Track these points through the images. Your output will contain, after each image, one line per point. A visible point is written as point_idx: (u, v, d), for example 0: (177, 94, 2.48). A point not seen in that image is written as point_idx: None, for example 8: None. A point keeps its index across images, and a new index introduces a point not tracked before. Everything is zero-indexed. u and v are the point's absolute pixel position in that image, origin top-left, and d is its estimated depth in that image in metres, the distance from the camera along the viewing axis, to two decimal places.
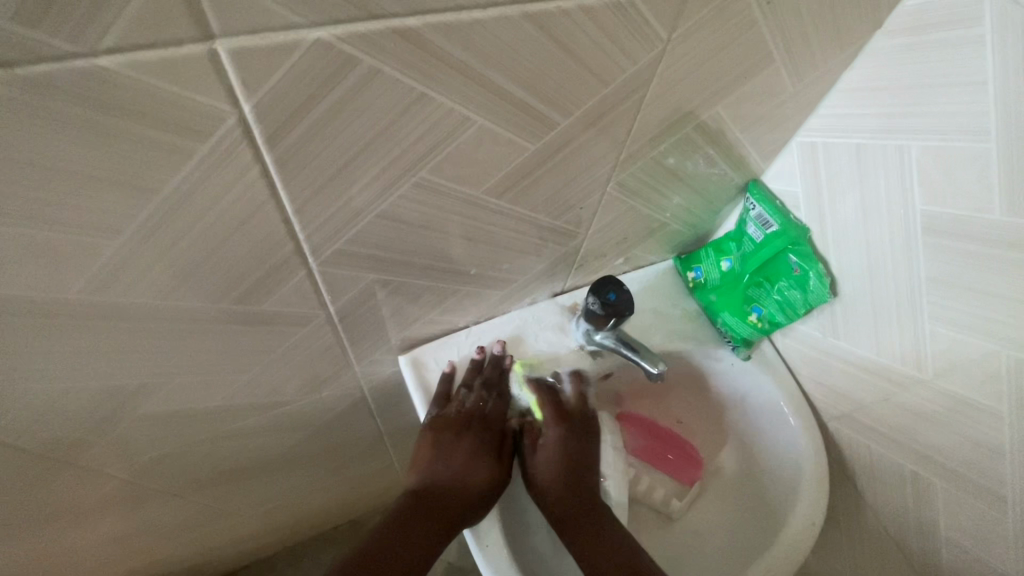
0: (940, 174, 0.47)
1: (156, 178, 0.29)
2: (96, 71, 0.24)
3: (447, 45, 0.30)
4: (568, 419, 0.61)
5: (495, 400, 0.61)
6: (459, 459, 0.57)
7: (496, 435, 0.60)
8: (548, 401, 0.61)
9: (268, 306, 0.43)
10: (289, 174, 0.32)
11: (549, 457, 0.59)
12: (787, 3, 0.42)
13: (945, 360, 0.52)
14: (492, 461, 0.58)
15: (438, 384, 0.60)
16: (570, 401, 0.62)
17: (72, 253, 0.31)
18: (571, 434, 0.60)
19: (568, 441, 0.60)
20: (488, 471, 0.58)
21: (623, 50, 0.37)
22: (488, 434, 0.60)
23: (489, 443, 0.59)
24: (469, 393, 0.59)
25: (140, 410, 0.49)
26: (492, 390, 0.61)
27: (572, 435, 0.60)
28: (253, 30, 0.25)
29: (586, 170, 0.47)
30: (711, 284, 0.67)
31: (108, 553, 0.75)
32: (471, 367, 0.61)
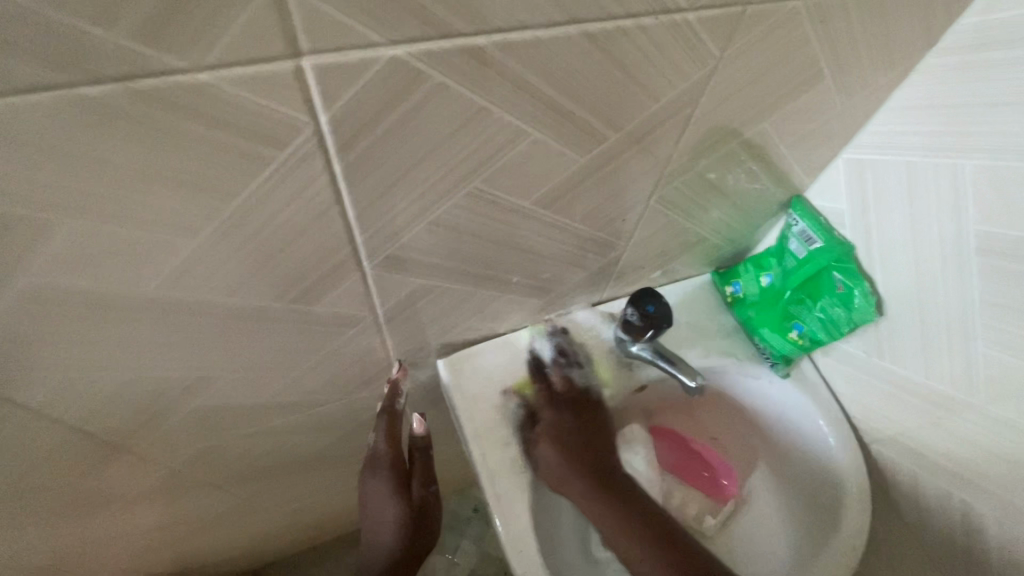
0: (996, 193, 0.46)
1: (238, 184, 0.31)
2: (198, 85, 0.25)
3: (508, 62, 0.31)
4: (558, 398, 0.64)
5: (383, 434, 0.63)
6: (380, 500, 0.63)
7: (396, 468, 0.64)
8: (540, 383, 0.63)
9: (322, 306, 0.45)
10: (354, 181, 0.34)
11: (551, 436, 0.60)
12: (840, 22, 0.42)
13: (999, 384, 0.50)
14: (397, 495, 0.63)
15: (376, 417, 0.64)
16: (558, 384, 0.64)
17: (153, 253, 0.33)
18: (567, 416, 0.62)
19: (565, 424, 0.62)
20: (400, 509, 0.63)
21: (675, 68, 0.38)
22: (385, 470, 0.64)
23: (392, 479, 0.64)
24: (376, 435, 0.63)
25: (195, 403, 0.51)
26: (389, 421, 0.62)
27: (564, 416, 0.62)
28: (336, 47, 0.26)
29: (631, 184, 0.48)
30: (749, 299, 0.67)
31: (150, 541, 0.78)
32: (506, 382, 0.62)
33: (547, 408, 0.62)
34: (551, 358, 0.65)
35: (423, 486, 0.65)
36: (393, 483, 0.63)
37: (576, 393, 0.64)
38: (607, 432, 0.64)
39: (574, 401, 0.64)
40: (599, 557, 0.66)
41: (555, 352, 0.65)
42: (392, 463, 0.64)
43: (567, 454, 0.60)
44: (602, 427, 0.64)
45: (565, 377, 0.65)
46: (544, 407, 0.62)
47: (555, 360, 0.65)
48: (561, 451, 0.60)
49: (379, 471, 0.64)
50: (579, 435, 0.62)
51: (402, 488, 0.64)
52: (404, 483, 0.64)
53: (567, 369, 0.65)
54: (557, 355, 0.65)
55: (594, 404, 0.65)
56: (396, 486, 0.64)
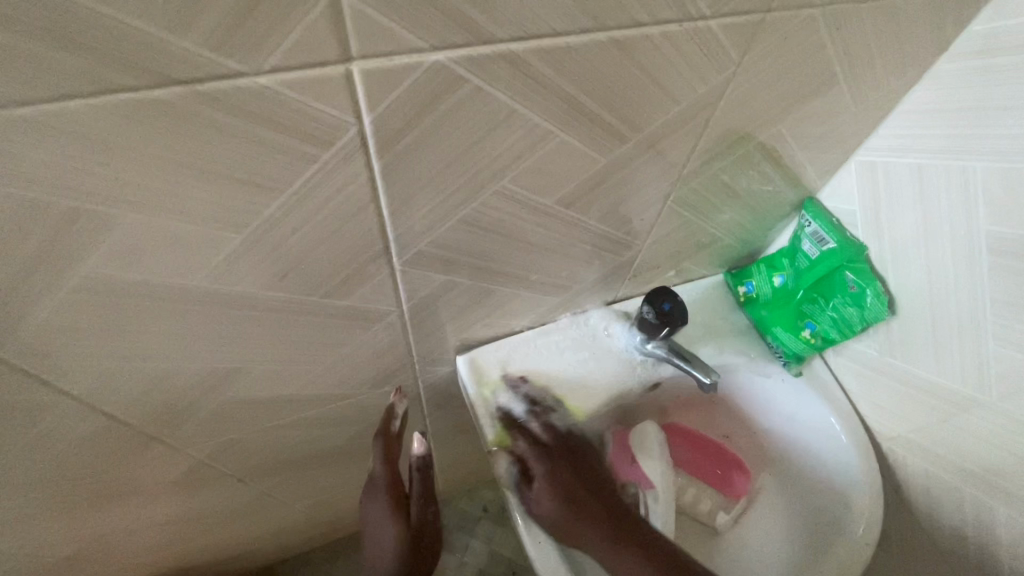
0: (1007, 194, 0.47)
1: (284, 180, 0.33)
2: (257, 88, 0.27)
3: (540, 66, 0.33)
4: (543, 447, 0.59)
5: (377, 459, 0.61)
6: (378, 522, 0.59)
7: (392, 489, 0.60)
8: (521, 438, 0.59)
9: (352, 301, 0.47)
10: (390, 179, 0.36)
11: (547, 489, 0.56)
12: (854, 29, 0.43)
13: (1010, 382, 0.51)
14: (392, 517, 0.59)
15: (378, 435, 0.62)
16: (540, 432, 0.60)
17: (201, 246, 0.35)
18: (561, 462, 0.58)
19: (563, 476, 0.57)
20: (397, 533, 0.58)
21: (697, 72, 0.39)
22: (383, 493, 0.60)
23: (388, 501, 0.59)
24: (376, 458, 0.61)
25: (226, 394, 0.53)
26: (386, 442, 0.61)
27: (558, 462, 0.58)
28: (384, 53, 0.28)
29: (649, 184, 0.50)
30: (762, 299, 0.68)
31: (171, 532, 0.80)
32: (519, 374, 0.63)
33: (536, 458, 0.57)
34: (521, 411, 0.61)
35: (422, 507, 0.60)
36: (390, 504, 0.59)
37: (561, 439, 0.60)
38: (600, 474, 0.59)
39: (563, 446, 0.60)
40: None
41: (525, 404, 0.61)
42: (388, 484, 0.60)
43: (572, 503, 0.55)
44: (597, 471, 0.59)
45: (546, 425, 0.61)
46: (530, 459, 0.58)
47: (529, 412, 0.61)
48: (563, 501, 0.55)
49: (376, 494, 0.60)
50: (569, 482, 0.56)
51: (398, 510, 0.59)
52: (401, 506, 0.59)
53: (545, 417, 0.61)
54: (528, 407, 0.61)
55: (583, 448, 0.61)
56: (395, 505, 0.59)
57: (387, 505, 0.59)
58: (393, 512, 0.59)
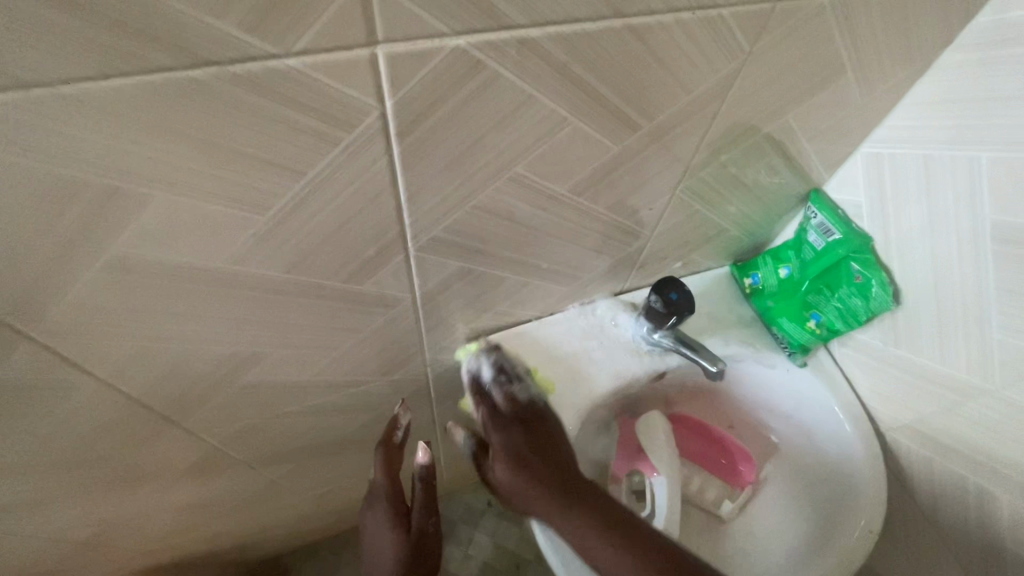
0: (1011, 183, 0.48)
1: (309, 162, 0.34)
2: (287, 69, 0.28)
3: (557, 53, 0.34)
4: (503, 420, 0.58)
5: (380, 470, 0.63)
6: (379, 529, 0.64)
7: (392, 497, 0.64)
8: (482, 405, 0.60)
9: (367, 286, 0.48)
10: (409, 163, 0.37)
11: (501, 459, 0.55)
12: (862, 21, 0.44)
13: (1014, 369, 0.52)
14: (393, 527, 0.64)
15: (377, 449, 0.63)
16: (500, 402, 0.59)
17: (226, 228, 0.36)
18: (516, 433, 0.56)
19: (517, 443, 0.56)
20: (397, 542, 0.63)
21: (708, 62, 0.40)
22: (382, 501, 0.64)
23: (390, 509, 0.64)
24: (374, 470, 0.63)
25: (242, 379, 0.54)
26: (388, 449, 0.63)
27: (514, 435, 0.56)
28: (408, 37, 0.29)
29: (659, 173, 0.51)
30: (767, 290, 0.68)
31: (183, 519, 0.81)
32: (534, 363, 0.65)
33: (495, 429, 0.57)
34: (490, 378, 0.61)
35: (422, 519, 0.64)
36: (390, 513, 0.64)
37: (523, 410, 0.59)
38: (561, 445, 0.57)
39: (521, 420, 0.58)
40: None
41: (494, 370, 0.61)
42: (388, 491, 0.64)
43: (525, 476, 0.54)
44: (557, 452, 0.56)
45: (509, 394, 0.60)
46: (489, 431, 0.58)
47: (495, 378, 0.61)
48: (514, 475, 0.54)
49: (377, 502, 0.65)
50: (526, 457, 0.54)
51: (398, 520, 0.64)
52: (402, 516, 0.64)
53: (508, 386, 0.60)
54: (495, 373, 0.61)
55: (543, 415, 0.59)
56: (394, 515, 0.64)
57: (387, 515, 0.64)
58: (393, 521, 0.64)
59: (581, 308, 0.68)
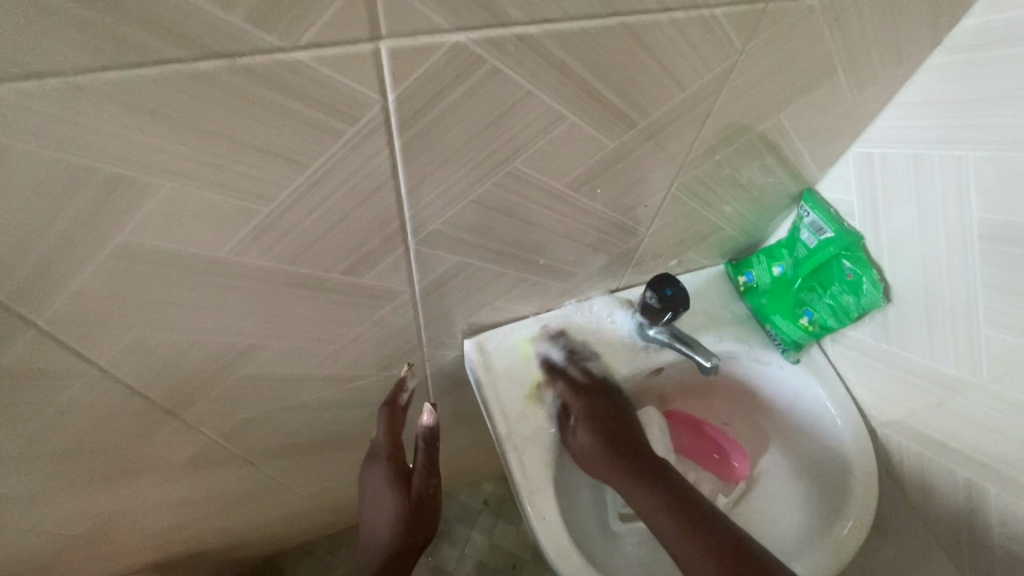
0: (997, 182, 0.49)
1: (312, 155, 0.35)
2: (292, 63, 0.29)
3: (555, 50, 0.35)
4: (585, 389, 0.64)
5: (383, 429, 0.66)
6: (379, 488, 0.64)
7: (394, 458, 0.66)
8: (560, 380, 0.64)
9: (367, 279, 0.49)
10: (410, 156, 0.38)
11: (584, 424, 0.61)
12: (853, 24, 0.45)
13: (1001, 364, 0.53)
14: (391, 485, 0.64)
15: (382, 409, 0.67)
16: (579, 376, 0.65)
17: (230, 218, 0.37)
18: (597, 400, 0.64)
19: (596, 410, 0.63)
20: (394, 499, 0.63)
21: (703, 60, 0.41)
22: (383, 461, 0.66)
23: (390, 468, 0.65)
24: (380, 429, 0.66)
25: (243, 371, 0.55)
26: (395, 409, 0.66)
27: (597, 401, 0.64)
28: (409, 33, 0.30)
29: (655, 170, 0.52)
30: (761, 288, 0.70)
31: (182, 513, 0.81)
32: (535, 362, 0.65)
33: (575, 396, 0.63)
34: (560, 357, 0.66)
35: (423, 480, 0.64)
36: (390, 470, 0.65)
37: (597, 382, 0.66)
38: (626, 411, 0.66)
39: (596, 390, 0.65)
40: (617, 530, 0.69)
41: (563, 351, 0.66)
42: (390, 452, 0.66)
43: (602, 439, 0.61)
44: (626, 410, 0.66)
45: (582, 369, 0.66)
46: (570, 398, 0.63)
47: (568, 358, 0.66)
48: (594, 439, 0.60)
49: (377, 462, 0.66)
50: (607, 421, 0.62)
51: (397, 479, 0.64)
52: (400, 477, 0.65)
53: (582, 363, 0.67)
54: (567, 353, 0.66)
55: (613, 391, 0.66)
56: (394, 474, 0.65)
57: (387, 472, 0.65)
58: (392, 478, 0.65)
59: (577, 304, 0.69)
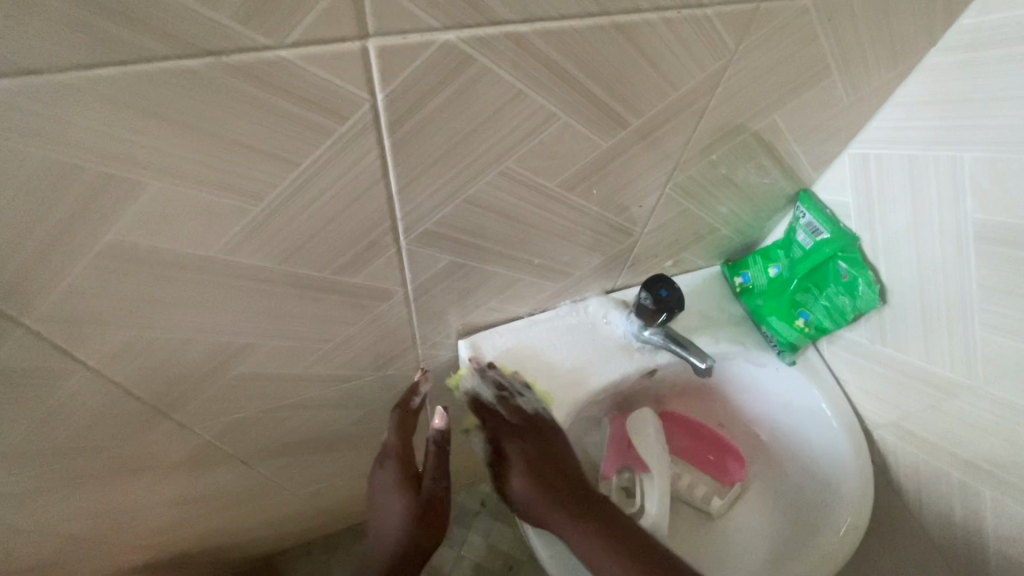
0: (992, 183, 0.49)
1: (302, 154, 0.35)
2: (280, 61, 0.29)
3: (546, 49, 0.35)
4: (518, 433, 0.63)
5: (394, 431, 0.66)
6: (389, 488, 0.64)
7: (404, 460, 0.66)
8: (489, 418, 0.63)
9: (360, 278, 0.48)
10: (401, 156, 0.38)
11: (519, 471, 0.61)
12: (847, 25, 0.45)
13: (996, 366, 0.53)
14: (399, 489, 0.64)
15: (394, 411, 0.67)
16: (505, 415, 0.63)
17: (221, 217, 0.37)
18: (527, 443, 0.62)
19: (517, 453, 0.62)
20: (402, 503, 0.63)
21: (696, 61, 0.41)
22: (393, 461, 0.66)
23: (398, 471, 0.65)
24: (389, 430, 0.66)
25: (236, 370, 0.55)
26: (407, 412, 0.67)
27: (521, 444, 0.62)
28: (398, 31, 0.30)
29: (649, 171, 0.52)
30: (757, 289, 0.69)
31: (177, 512, 0.81)
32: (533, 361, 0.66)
33: (510, 438, 0.63)
34: (488, 395, 0.63)
35: (432, 482, 0.64)
36: (400, 471, 0.65)
37: (529, 420, 0.63)
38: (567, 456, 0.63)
39: (528, 431, 0.63)
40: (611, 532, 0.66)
41: (491, 387, 0.63)
42: (399, 454, 0.66)
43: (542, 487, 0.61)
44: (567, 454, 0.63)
45: (513, 408, 0.63)
46: (504, 443, 0.63)
47: (495, 395, 0.63)
48: (527, 485, 0.61)
49: (388, 463, 0.66)
50: (537, 467, 0.61)
51: (404, 482, 0.65)
52: (408, 480, 0.65)
53: (512, 399, 0.63)
54: (494, 390, 0.63)
55: (547, 426, 0.62)
56: (405, 475, 0.65)
57: (398, 473, 0.65)
58: (402, 479, 0.65)
59: (573, 305, 0.69)
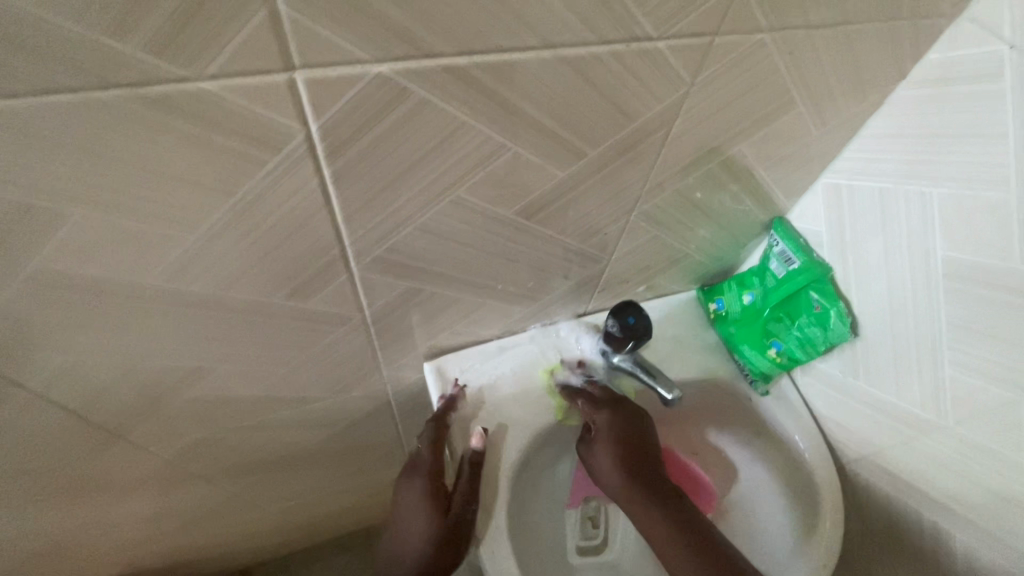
0: (962, 220, 0.48)
1: (234, 183, 0.34)
2: (201, 92, 0.28)
3: (487, 81, 0.34)
4: (612, 405, 0.62)
5: (427, 442, 0.61)
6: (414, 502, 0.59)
7: (433, 475, 0.60)
8: (581, 398, 0.63)
9: (312, 304, 0.47)
10: (342, 186, 0.37)
11: (607, 443, 0.59)
12: (810, 59, 0.44)
13: (964, 406, 0.51)
14: (428, 506, 0.58)
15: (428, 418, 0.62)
16: (597, 391, 0.64)
17: (155, 244, 0.36)
18: (619, 417, 0.61)
19: (616, 426, 0.60)
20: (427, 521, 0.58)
21: (651, 93, 0.40)
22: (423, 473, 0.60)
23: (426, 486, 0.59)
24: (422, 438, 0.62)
25: (188, 393, 0.53)
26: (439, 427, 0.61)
27: (620, 417, 0.61)
28: (325, 64, 0.29)
29: (613, 199, 0.50)
30: (731, 316, 0.68)
31: (140, 530, 0.80)
32: (500, 387, 0.65)
33: (597, 410, 0.62)
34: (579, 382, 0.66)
35: (462, 502, 0.58)
36: (430, 488, 0.59)
37: (617, 398, 0.63)
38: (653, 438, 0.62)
39: (618, 403, 0.62)
40: (573, 564, 0.67)
41: (584, 377, 0.66)
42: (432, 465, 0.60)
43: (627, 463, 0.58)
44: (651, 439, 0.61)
45: (602, 386, 0.65)
46: (590, 413, 0.62)
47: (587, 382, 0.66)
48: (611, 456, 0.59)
49: (416, 476, 0.60)
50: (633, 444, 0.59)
51: (434, 499, 0.59)
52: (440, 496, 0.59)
53: (602, 385, 0.65)
54: (586, 378, 0.66)
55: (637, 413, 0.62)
56: (433, 494, 0.59)
57: (426, 491, 0.59)
58: (430, 496, 0.59)
59: (542, 329, 0.68)
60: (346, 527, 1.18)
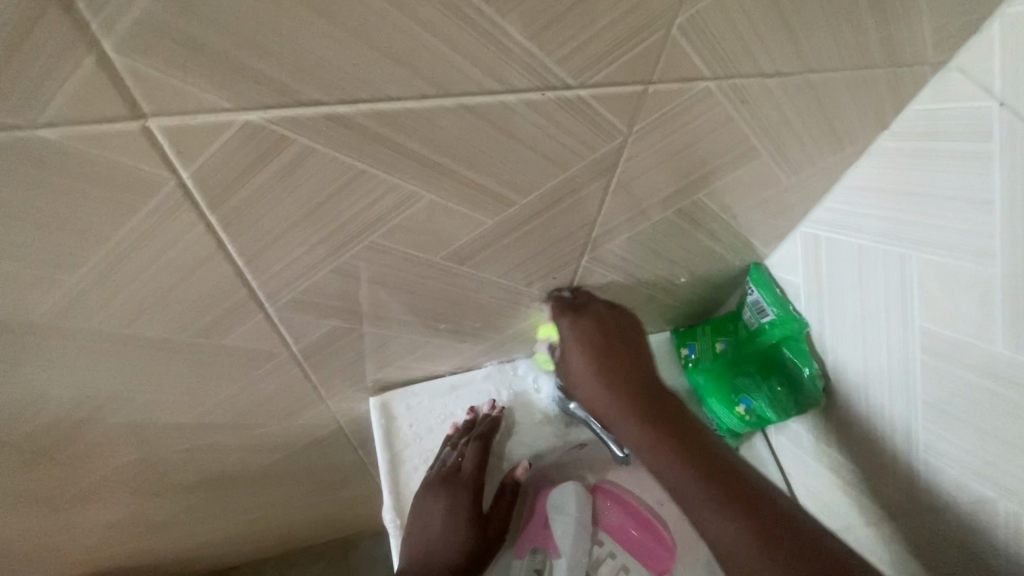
0: (940, 291, 0.43)
1: (108, 228, 0.31)
2: (43, 140, 0.26)
3: (380, 129, 0.31)
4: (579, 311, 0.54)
5: (473, 459, 0.61)
6: (450, 514, 0.59)
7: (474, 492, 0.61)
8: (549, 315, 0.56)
9: (230, 341, 0.45)
10: (234, 230, 0.34)
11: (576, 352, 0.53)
12: (770, 106, 0.40)
13: (939, 491, 0.47)
14: (468, 523, 0.60)
15: (458, 428, 0.63)
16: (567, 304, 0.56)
17: (32, 286, 0.34)
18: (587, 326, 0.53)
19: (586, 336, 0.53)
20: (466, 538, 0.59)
21: (581, 140, 0.36)
22: (464, 488, 0.60)
23: (467, 502, 0.60)
24: (454, 452, 0.62)
25: (113, 419, 0.52)
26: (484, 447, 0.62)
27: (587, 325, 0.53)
28: (181, 112, 0.26)
29: (557, 243, 0.47)
30: (702, 364, 0.62)
31: (95, 537, 0.79)
32: (450, 428, 0.64)
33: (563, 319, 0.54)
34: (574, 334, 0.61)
35: (500, 525, 0.61)
36: (472, 506, 0.60)
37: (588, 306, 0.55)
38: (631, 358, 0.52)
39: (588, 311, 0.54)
40: None
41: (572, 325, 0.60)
42: (474, 482, 0.61)
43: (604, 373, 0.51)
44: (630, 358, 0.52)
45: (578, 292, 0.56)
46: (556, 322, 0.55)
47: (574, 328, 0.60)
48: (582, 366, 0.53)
49: (457, 489, 0.60)
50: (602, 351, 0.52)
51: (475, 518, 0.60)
52: (479, 516, 0.61)
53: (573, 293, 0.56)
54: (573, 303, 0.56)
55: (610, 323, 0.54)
56: (473, 512, 0.60)
57: (468, 507, 0.60)
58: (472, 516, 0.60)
59: (499, 366, 0.65)
60: (318, 539, 1.17)
